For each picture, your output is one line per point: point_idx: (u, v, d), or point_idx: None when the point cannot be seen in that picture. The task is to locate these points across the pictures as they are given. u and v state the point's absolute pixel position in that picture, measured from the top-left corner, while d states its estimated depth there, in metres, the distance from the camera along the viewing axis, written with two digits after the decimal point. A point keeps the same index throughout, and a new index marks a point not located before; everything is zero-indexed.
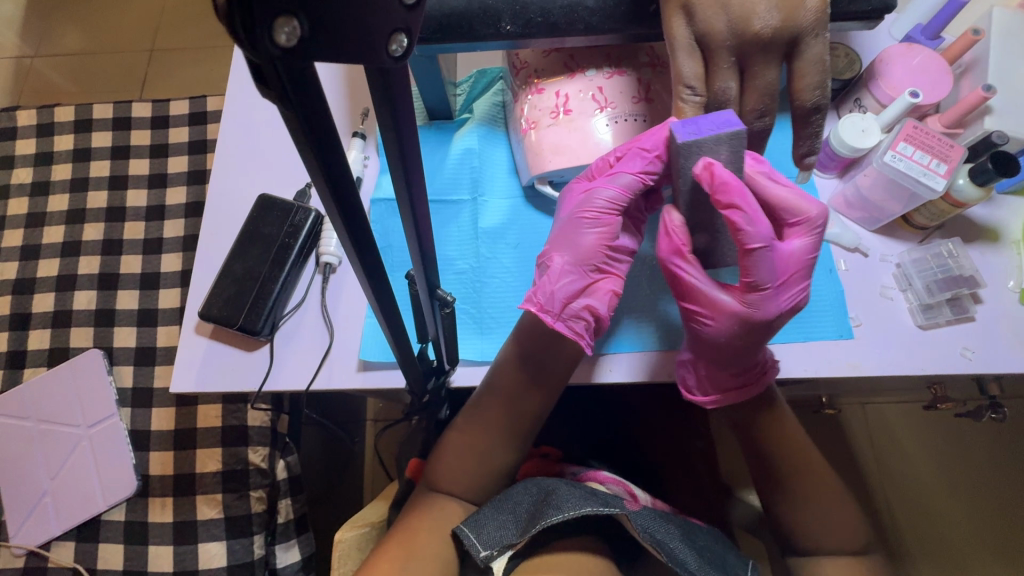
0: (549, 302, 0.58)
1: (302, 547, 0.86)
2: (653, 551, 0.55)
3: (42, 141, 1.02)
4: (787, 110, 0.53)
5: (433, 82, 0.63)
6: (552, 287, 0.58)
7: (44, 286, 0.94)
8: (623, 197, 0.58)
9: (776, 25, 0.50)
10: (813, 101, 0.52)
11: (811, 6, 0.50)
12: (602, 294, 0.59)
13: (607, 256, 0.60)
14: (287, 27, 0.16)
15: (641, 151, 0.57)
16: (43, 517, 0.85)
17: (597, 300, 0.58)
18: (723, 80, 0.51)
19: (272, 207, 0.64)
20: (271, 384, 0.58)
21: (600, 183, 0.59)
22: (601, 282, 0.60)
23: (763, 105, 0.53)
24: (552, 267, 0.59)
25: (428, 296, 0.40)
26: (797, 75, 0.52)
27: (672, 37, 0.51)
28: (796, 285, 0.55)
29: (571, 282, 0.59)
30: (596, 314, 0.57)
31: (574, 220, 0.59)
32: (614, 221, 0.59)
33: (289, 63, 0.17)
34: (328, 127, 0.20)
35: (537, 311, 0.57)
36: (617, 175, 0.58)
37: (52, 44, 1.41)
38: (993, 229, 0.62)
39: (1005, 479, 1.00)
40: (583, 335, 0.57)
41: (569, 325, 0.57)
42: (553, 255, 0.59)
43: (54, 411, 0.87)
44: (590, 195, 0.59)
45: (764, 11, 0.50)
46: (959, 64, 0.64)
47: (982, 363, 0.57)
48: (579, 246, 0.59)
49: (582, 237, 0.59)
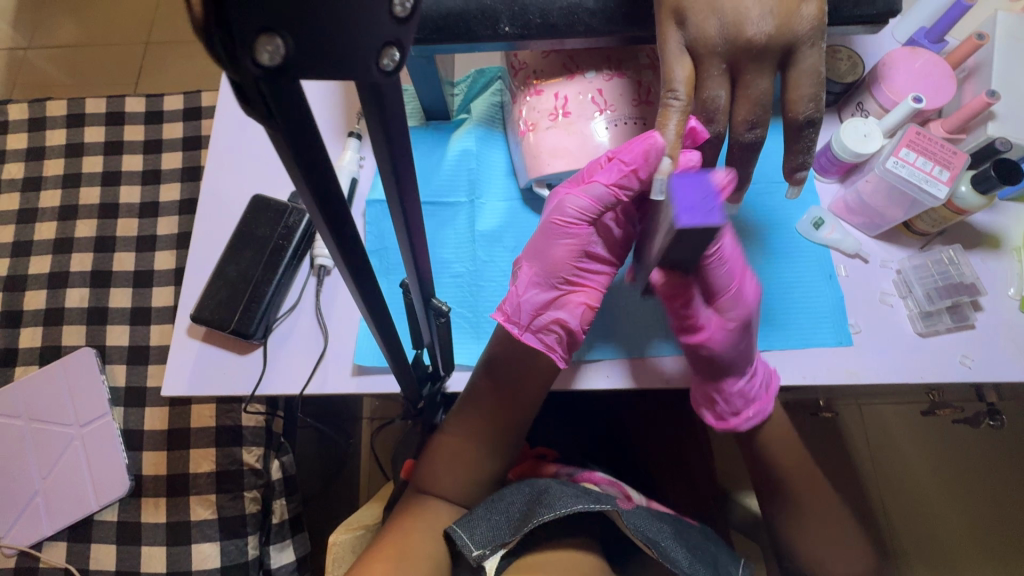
0: (517, 313, 0.57)
1: (297, 548, 0.87)
2: (646, 550, 0.54)
3: (34, 136, 1.00)
4: (789, 118, 0.52)
5: (430, 82, 0.62)
6: (520, 297, 0.58)
7: (36, 283, 0.93)
8: (594, 209, 0.57)
9: (770, 31, 0.49)
10: (817, 110, 0.51)
11: (807, 14, 0.49)
12: (573, 307, 0.58)
13: (577, 269, 0.60)
14: (269, 45, 0.15)
15: (618, 165, 0.54)
16: (34, 517, 0.84)
17: (567, 314, 0.58)
18: (713, 88, 0.51)
19: (266, 208, 0.63)
20: (264, 387, 0.58)
21: (574, 191, 0.58)
22: (572, 295, 0.59)
23: (754, 116, 0.51)
24: (521, 276, 0.59)
25: (423, 305, 0.39)
26: (791, 86, 0.51)
27: (669, 41, 0.50)
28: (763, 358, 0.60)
29: (540, 294, 0.59)
30: (565, 327, 0.57)
31: (547, 230, 0.59)
32: (585, 231, 0.59)
33: (273, 79, 0.16)
34: (316, 141, 0.19)
35: (503, 321, 0.57)
36: (592, 185, 0.56)
37: (44, 35, 1.39)
38: (994, 236, 0.62)
39: (998, 481, 1.00)
40: (552, 347, 0.57)
41: (539, 337, 0.57)
42: (524, 263, 0.60)
43: (45, 409, 0.86)
44: (563, 202, 0.58)
45: (757, 17, 0.49)
46: (964, 67, 0.64)
47: (981, 371, 0.57)
48: (550, 256, 0.59)
49: (552, 248, 0.59)
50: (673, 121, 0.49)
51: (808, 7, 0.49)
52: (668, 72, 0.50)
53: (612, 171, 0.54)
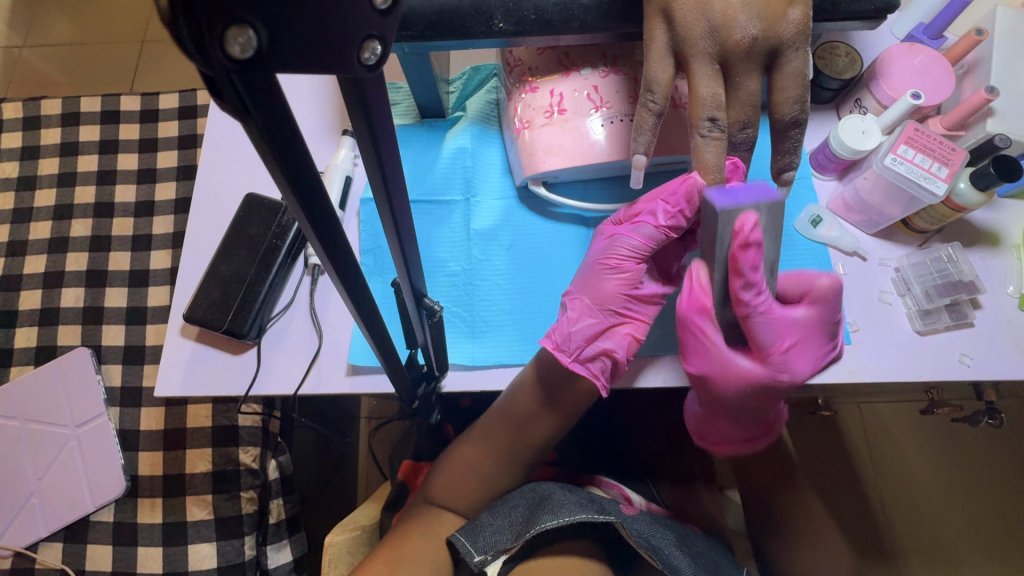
0: (566, 342, 0.57)
1: (294, 548, 0.86)
2: (647, 559, 0.53)
3: (28, 135, 1.00)
4: (775, 121, 0.52)
5: (424, 79, 0.61)
6: (569, 327, 0.57)
7: (31, 283, 0.93)
8: (644, 247, 0.58)
9: (756, 35, 0.48)
10: (801, 112, 0.51)
11: (794, 19, 0.49)
12: (620, 337, 0.57)
13: (628, 301, 0.59)
14: (242, 36, 0.14)
15: (665, 204, 0.57)
16: (30, 518, 0.83)
17: (614, 343, 0.57)
18: (707, 85, 0.49)
19: (260, 207, 0.63)
20: (258, 387, 0.57)
21: (624, 230, 0.59)
22: (620, 327, 0.58)
23: (745, 117, 0.51)
24: (572, 308, 0.58)
25: (415, 304, 0.39)
26: (777, 88, 0.50)
27: (656, 41, 0.51)
28: (817, 344, 0.56)
29: (589, 325, 0.58)
30: (612, 354, 0.56)
31: (597, 264, 0.59)
32: (637, 270, 0.59)
33: (245, 74, 0.16)
34: (295, 136, 0.19)
35: (552, 349, 0.56)
36: (640, 224, 0.58)
37: (40, 34, 1.39)
38: (993, 233, 0.61)
39: (997, 479, 1.00)
40: (597, 376, 0.56)
41: (585, 366, 0.57)
42: (575, 295, 0.59)
43: (40, 410, 0.85)
44: (614, 241, 0.59)
45: (744, 21, 0.48)
46: (963, 63, 0.63)
47: (981, 369, 0.56)
48: (600, 289, 0.58)
49: (602, 283, 0.58)
50: (648, 124, 0.51)
51: (795, 10, 0.49)
52: (649, 73, 0.51)
53: (660, 212, 0.57)
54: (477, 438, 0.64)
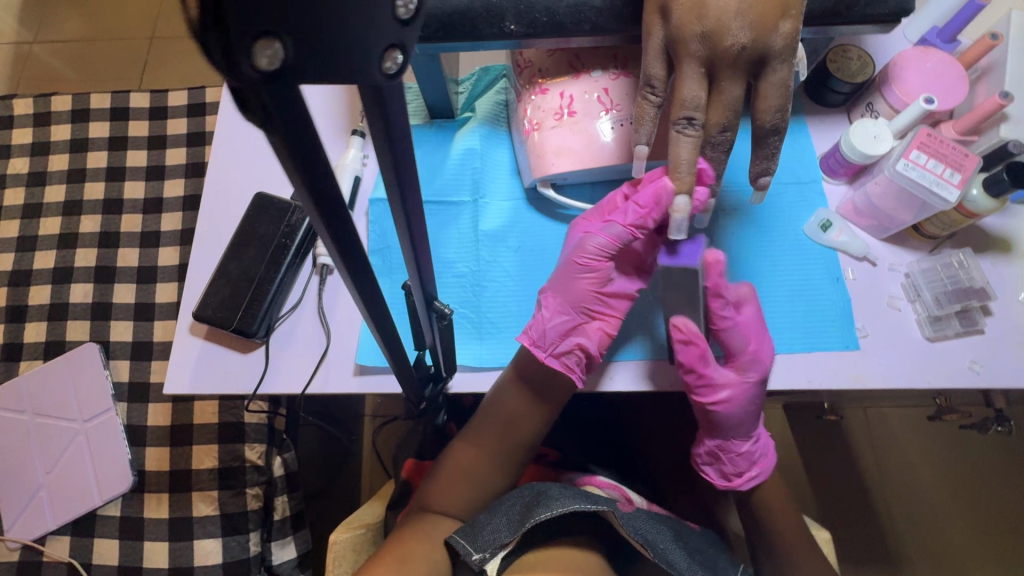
0: (542, 338, 0.57)
1: (299, 544, 0.87)
2: (642, 550, 0.53)
3: (38, 132, 1.00)
4: (757, 127, 0.51)
5: (435, 81, 0.62)
6: (545, 323, 0.57)
7: (40, 278, 0.93)
8: (612, 246, 0.58)
9: (746, 43, 0.47)
10: (783, 121, 0.51)
11: (784, 32, 0.47)
12: (593, 333, 0.58)
13: (599, 298, 0.59)
14: (269, 49, 0.15)
15: (634, 206, 0.56)
16: (38, 512, 0.84)
17: (588, 339, 0.57)
18: (693, 89, 0.49)
19: (269, 206, 0.63)
20: (265, 386, 0.57)
21: (594, 228, 0.59)
22: (593, 323, 0.59)
23: (726, 120, 0.51)
24: (546, 304, 0.58)
25: (425, 307, 0.39)
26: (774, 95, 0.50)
27: (653, 37, 0.50)
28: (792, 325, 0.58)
29: (563, 321, 0.58)
30: (584, 350, 0.57)
31: (568, 264, 0.59)
32: (605, 269, 0.59)
33: (271, 85, 0.16)
34: (316, 143, 0.19)
35: (528, 346, 0.57)
36: (610, 224, 0.58)
37: (50, 30, 1.39)
38: (1006, 239, 0.61)
39: (1003, 486, 1.00)
40: (573, 369, 0.57)
41: (560, 360, 0.57)
42: (548, 293, 0.59)
43: (49, 404, 0.86)
44: (583, 240, 0.59)
45: (738, 26, 0.47)
46: (976, 68, 0.63)
47: (991, 376, 0.56)
48: (571, 288, 0.58)
49: (573, 280, 0.59)
50: (649, 115, 0.52)
51: (790, 19, 0.48)
52: (645, 69, 0.51)
53: (630, 212, 0.57)
54: (483, 438, 0.64)
